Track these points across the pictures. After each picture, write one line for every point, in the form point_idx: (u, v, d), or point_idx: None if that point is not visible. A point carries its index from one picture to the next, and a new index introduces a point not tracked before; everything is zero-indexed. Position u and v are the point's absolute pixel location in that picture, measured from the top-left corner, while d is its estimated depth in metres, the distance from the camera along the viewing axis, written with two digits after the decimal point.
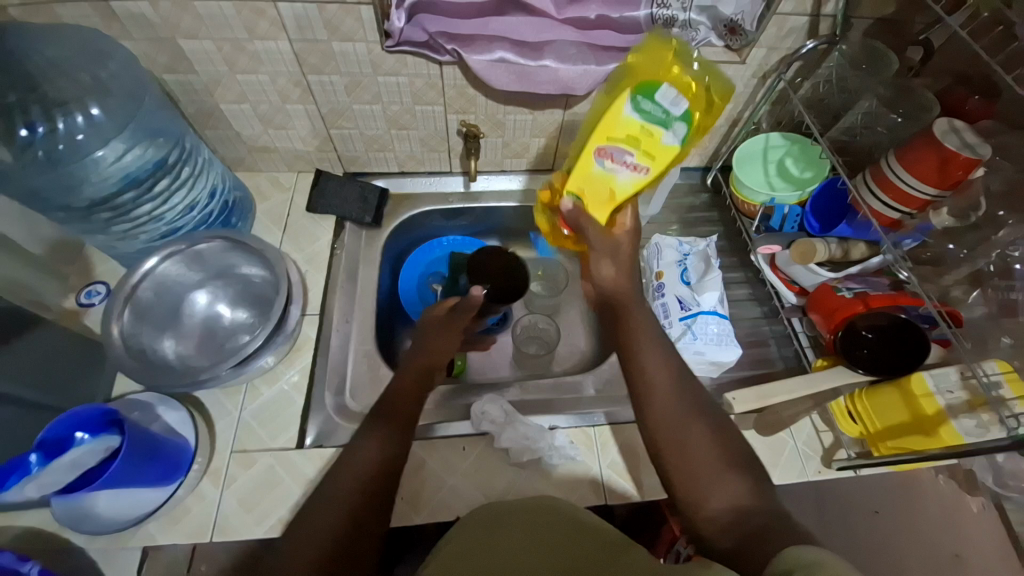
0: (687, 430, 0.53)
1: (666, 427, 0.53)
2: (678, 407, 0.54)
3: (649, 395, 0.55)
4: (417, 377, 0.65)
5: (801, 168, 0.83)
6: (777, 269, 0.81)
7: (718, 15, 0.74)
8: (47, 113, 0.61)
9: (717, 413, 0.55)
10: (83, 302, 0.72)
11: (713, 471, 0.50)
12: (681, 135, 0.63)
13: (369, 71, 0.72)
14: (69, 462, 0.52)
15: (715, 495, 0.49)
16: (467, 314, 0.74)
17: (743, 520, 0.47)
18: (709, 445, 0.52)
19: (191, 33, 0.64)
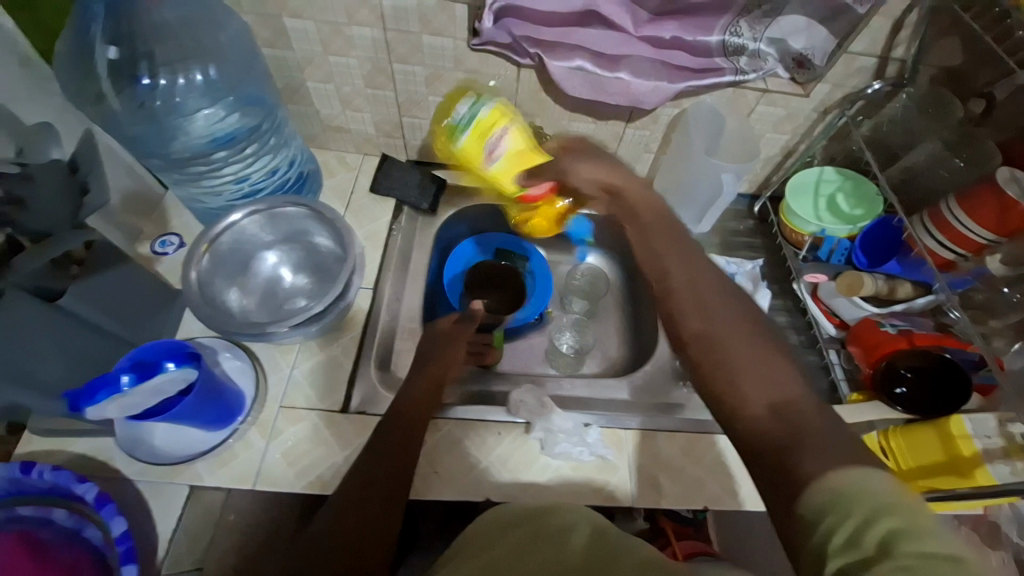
0: (722, 335, 0.46)
1: (699, 332, 0.47)
2: (713, 315, 0.48)
3: (678, 307, 0.50)
4: (426, 391, 0.66)
5: (852, 205, 0.84)
6: (819, 301, 0.82)
7: (786, 49, 0.76)
8: (170, 69, 0.66)
9: (760, 321, 0.48)
10: (156, 251, 0.76)
11: (750, 375, 0.44)
12: (485, 102, 0.75)
13: (451, 66, 0.77)
14: (154, 387, 0.54)
15: (755, 394, 0.42)
16: (470, 324, 0.77)
17: (785, 422, 0.40)
18: (752, 354, 0.45)
19: (297, 12, 0.69)
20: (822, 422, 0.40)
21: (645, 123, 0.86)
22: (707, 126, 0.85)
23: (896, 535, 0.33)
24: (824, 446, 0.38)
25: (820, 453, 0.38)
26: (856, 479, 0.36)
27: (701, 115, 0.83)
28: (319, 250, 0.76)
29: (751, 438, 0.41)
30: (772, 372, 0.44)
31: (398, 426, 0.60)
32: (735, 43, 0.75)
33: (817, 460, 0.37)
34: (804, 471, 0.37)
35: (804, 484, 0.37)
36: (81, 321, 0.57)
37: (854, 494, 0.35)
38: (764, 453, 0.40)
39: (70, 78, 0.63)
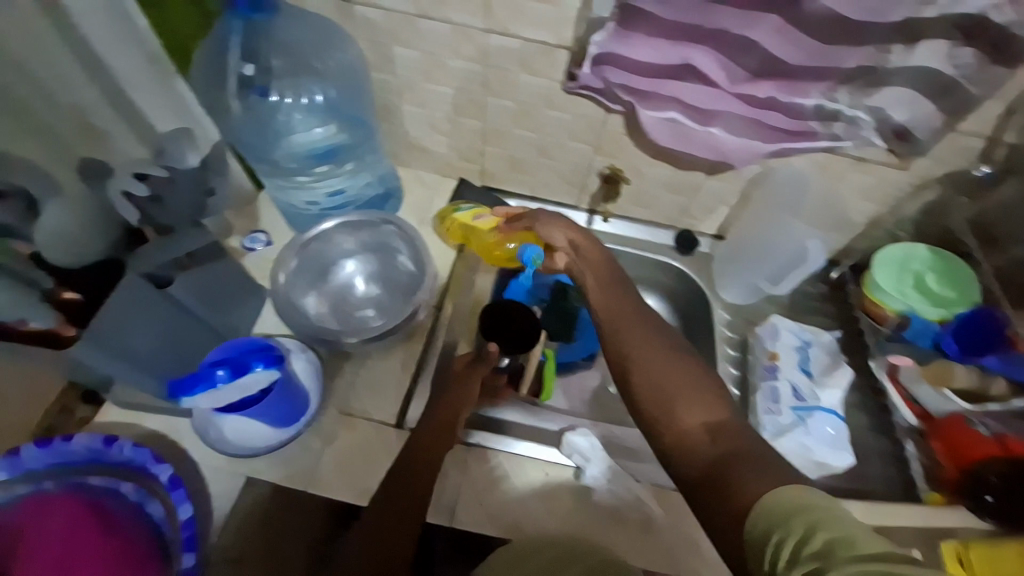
0: (657, 368, 0.56)
1: (637, 369, 0.57)
2: (652, 353, 0.58)
3: (622, 345, 0.60)
4: (437, 430, 0.63)
5: (943, 286, 0.79)
6: (896, 382, 0.77)
7: (886, 119, 0.72)
8: (291, 87, 0.74)
9: (688, 356, 0.58)
10: (246, 245, 0.81)
11: (680, 402, 0.53)
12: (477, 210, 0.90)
13: (541, 104, 0.79)
14: (241, 386, 0.57)
15: (688, 417, 0.52)
16: (486, 365, 0.71)
17: (714, 441, 0.49)
18: (686, 385, 0.54)
19: (406, 42, 0.72)
20: (749, 440, 0.48)
21: (727, 177, 0.84)
22: (790, 187, 0.82)
23: (835, 545, 0.38)
24: (752, 457, 0.46)
25: (747, 463, 0.45)
26: (807, 493, 0.42)
27: (783, 179, 0.82)
28: (394, 266, 0.79)
29: (684, 460, 0.49)
30: (701, 398, 0.53)
31: (417, 456, 0.61)
32: (831, 108, 0.72)
33: (748, 471, 0.45)
34: (734, 484, 0.44)
35: (737, 493, 0.44)
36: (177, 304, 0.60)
37: (802, 506, 0.40)
38: (699, 472, 0.47)
39: (205, 87, 0.71)
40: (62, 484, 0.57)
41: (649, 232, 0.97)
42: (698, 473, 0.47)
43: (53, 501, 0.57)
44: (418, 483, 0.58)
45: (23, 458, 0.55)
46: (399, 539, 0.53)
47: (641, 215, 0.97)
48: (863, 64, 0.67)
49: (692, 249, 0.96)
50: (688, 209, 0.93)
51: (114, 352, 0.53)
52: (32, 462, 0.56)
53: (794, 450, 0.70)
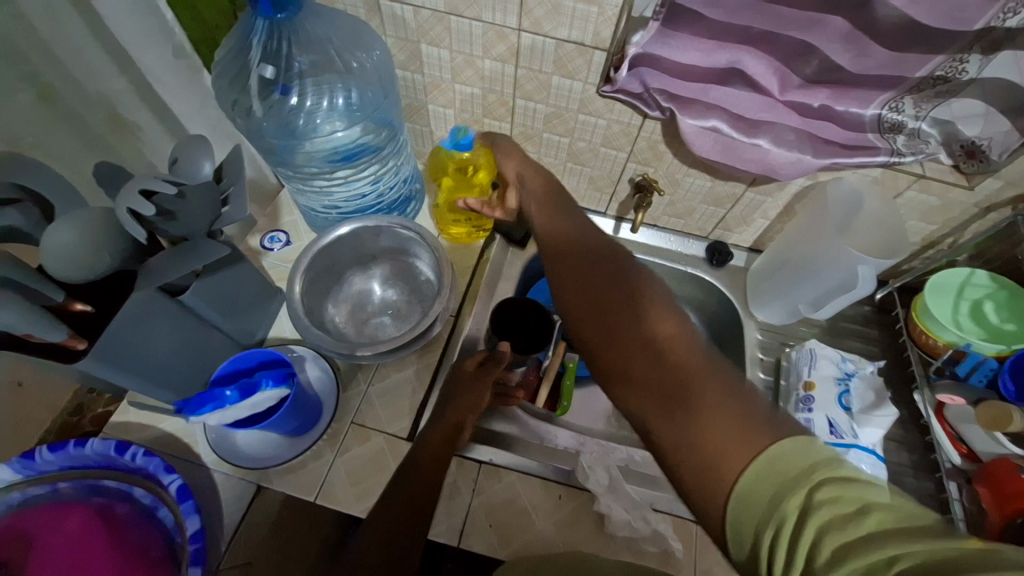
0: (603, 297, 0.53)
1: (586, 299, 0.55)
2: (601, 281, 0.55)
3: (570, 281, 0.57)
4: (443, 434, 0.63)
5: (1001, 317, 0.73)
6: (943, 421, 0.72)
7: (956, 134, 0.66)
8: (314, 88, 0.70)
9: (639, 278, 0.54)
10: (265, 245, 0.81)
11: (627, 330, 0.50)
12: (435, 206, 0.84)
13: (574, 107, 0.75)
14: (251, 403, 0.54)
15: (637, 347, 0.49)
16: (496, 365, 0.70)
17: (663, 369, 0.46)
18: (636, 312, 0.51)
19: (436, 40, 0.70)
20: (699, 360, 0.46)
21: (768, 190, 0.79)
22: (844, 204, 0.75)
23: (829, 531, 0.35)
24: (706, 386, 0.43)
25: (704, 395, 0.43)
26: (787, 454, 0.38)
27: (838, 196, 0.74)
28: (412, 268, 0.78)
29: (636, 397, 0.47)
30: (648, 312, 0.51)
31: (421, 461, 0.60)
32: (893, 120, 0.66)
33: (705, 408, 0.42)
34: (690, 423, 0.42)
35: (692, 433, 0.42)
36: (189, 312, 0.59)
37: (785, 480, 0.37)
38: (653, 408, 0.45)
39: (226, 89, 0.68)
40: (78, 485, 0.59)
41: (678, 243, 0.93)
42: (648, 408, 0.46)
43: (71, 502, 0.59)
44: (422, 490, 0.57)
45: (38, 461, 0.56)
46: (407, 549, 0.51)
47: (673, 225, 0.92)
48: (932, 73, 0.61)
49: (724, 261, 0.90)
50: (723, 220, 0.88)
51: (120, 364, 0.53)
52: (47, 465, 0.57)
53: None
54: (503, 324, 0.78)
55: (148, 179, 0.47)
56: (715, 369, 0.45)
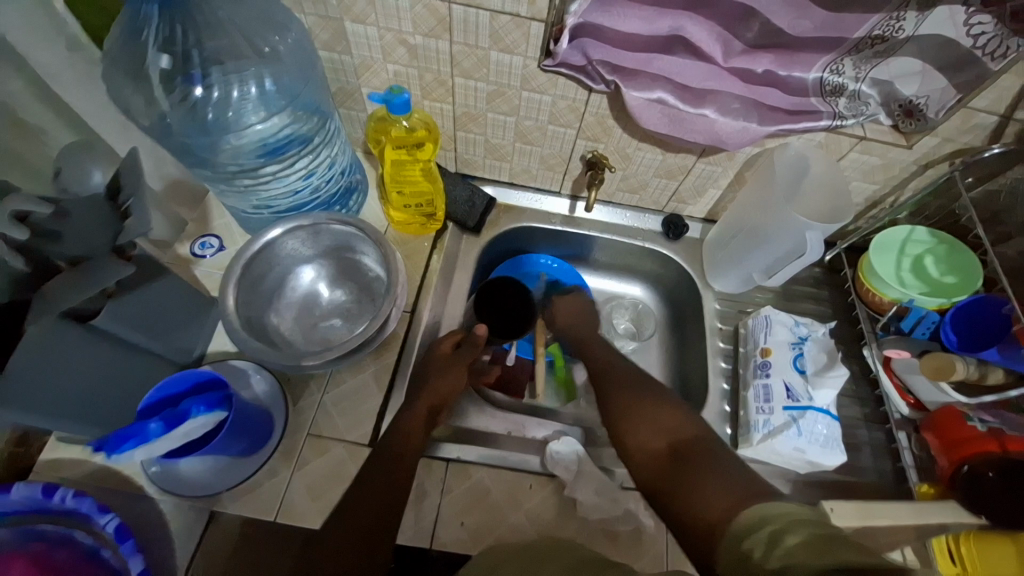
0: (628, 400, 0.64)
1: (621, 406, 0.64)
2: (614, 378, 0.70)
3: (612, 397, 0.67)
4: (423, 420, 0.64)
5: (943, 271, 0.76)
6: (892, 373, 0.74)
7: (894, 94, 0.67)
8: (224, 78, 0.64)
9: (638, 373, 0.69)
10: (196, 252, 0.75)
11: (643, 427, 0.60)
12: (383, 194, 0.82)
13: (516, 84, 0.71)
14: (182, 433, 0.51)
15: (655, 441, 0.57)
16: (472, 348, 0.74)
17: (673, 458, 0.54)
18: (658, 416, 0.60)
19: (361, 17, 0.65)
20: (706, 448, 0.53)
21: (719, 159, 0.78)
22: (790, 170, 0.75)
23: (794, 539, 0.37)
24: (710, 462, 0.51)
25: (700, 470, 0.50)
26: (776, 507, 0.41)
27: (785, 162, 0.74)
28: (362, 267, 0.73)
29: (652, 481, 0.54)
30: (660, 413, 0.60)
31: (385, 455, 0.58)
32: (834, 82, 0.66)
33: (696, 484, 0.49)
34: (684, 493, 0.49)
35: (690, 503, 0.47)
36: (110, 336, 0.54)
37: (765, 519, 0.40)
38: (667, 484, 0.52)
39: (120, 86, 0.61)
40: (12, 535, 0.54)
41: (634, 218, 0.92)
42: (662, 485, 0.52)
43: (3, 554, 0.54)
44: (385, 487, 0.56)
45: None
46: (374, 546, 0.51)
47: (628, 200, 0.91)
48: (871, 33, 0.61)
49: (680, 234, 0.91)
50: (677, 192, 0.87)
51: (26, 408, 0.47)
52: None
53: (785, 451, 0.67)
54: (484, 302, 0.83)
55: (24, 202, 0.45)
56: (715, 461, 0.51)
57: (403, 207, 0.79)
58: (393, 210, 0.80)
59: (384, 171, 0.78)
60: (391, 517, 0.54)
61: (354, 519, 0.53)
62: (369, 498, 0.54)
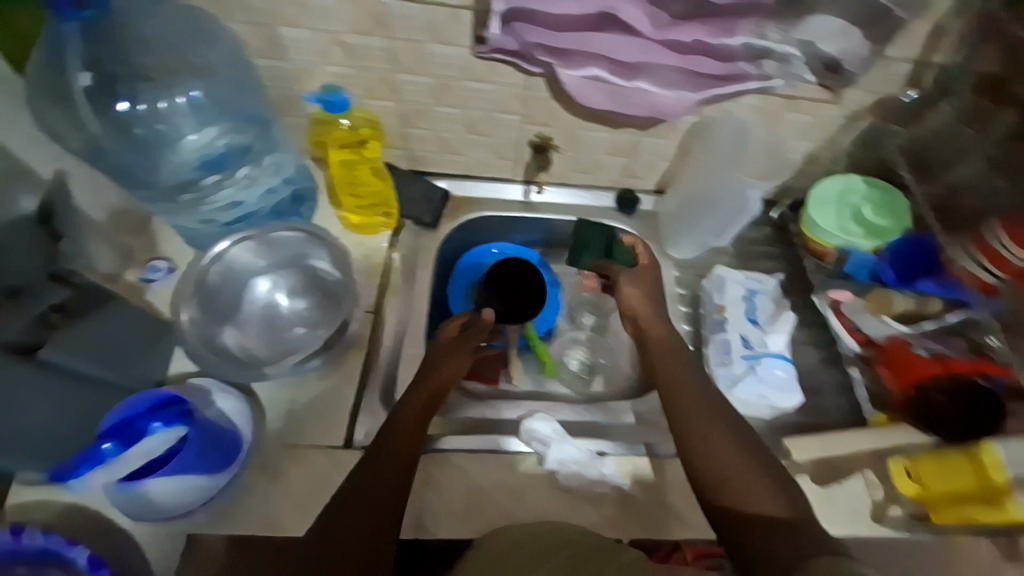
0: (727, 454, 0.60)
1: (707, 458, 0.60)
2: (692, 420, 0.63)
3: (693, 449, 0.61)
4: (423, 403, 0.64)
5: (879, 215, 0.79)
6: (842, 317, 0.78)
7: (818, 53, 0.68)
8: (152, 94, 0.64)
9: (731, 420, 0.63)
10: (145, 278, 0.68)
11: (754, 495, 0.57)
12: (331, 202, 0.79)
13: (459, 76, 0.71)
14: (143, 450, 0.58)
15: (743, 489, 0.57)
16: (477, 334, 0.75)
17: (767, 530, 0.54)
18: (756, 479, 0.58)
19: (294, 21, 0.63)
20: (781, 508, 0.56)
21: (663, 131, 0.80)
22: (732, 135, 0.77)
23: None
24: (811, 550, 0.52)
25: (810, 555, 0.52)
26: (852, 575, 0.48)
27: (726, 128, 0.77)
28: (322, 274, 0.73)
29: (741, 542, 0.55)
30: (744, 454, 0.60)
31: (378, 463, 0.58)
32: (760, 46, 0.67)
33: (818, 555, 0.52)
34: (830, 560, 0.50)
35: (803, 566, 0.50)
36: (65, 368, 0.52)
37: None
38: (759, 536, 0.54)
39: (46, 109, 0.58)
40: None
41: (589, 197, 0.94)
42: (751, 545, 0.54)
43: None
44: (386, 489, 0.56)
45: None
46: (381, 551, 0.53)
47: (582, 180, 0.92)
48: None
49: (634, 208, 0.93)
50: (630, 168, 0.88)
51: None
52: None
53: (750, 398, 0.72)
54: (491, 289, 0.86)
55: None
56: (819, 547, 0.52)
57: (358, 208, 0.78)
58: (347, 215, 0.79)
59: (330, 175, 0.77)
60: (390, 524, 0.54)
61: (353, 528, 0.53)
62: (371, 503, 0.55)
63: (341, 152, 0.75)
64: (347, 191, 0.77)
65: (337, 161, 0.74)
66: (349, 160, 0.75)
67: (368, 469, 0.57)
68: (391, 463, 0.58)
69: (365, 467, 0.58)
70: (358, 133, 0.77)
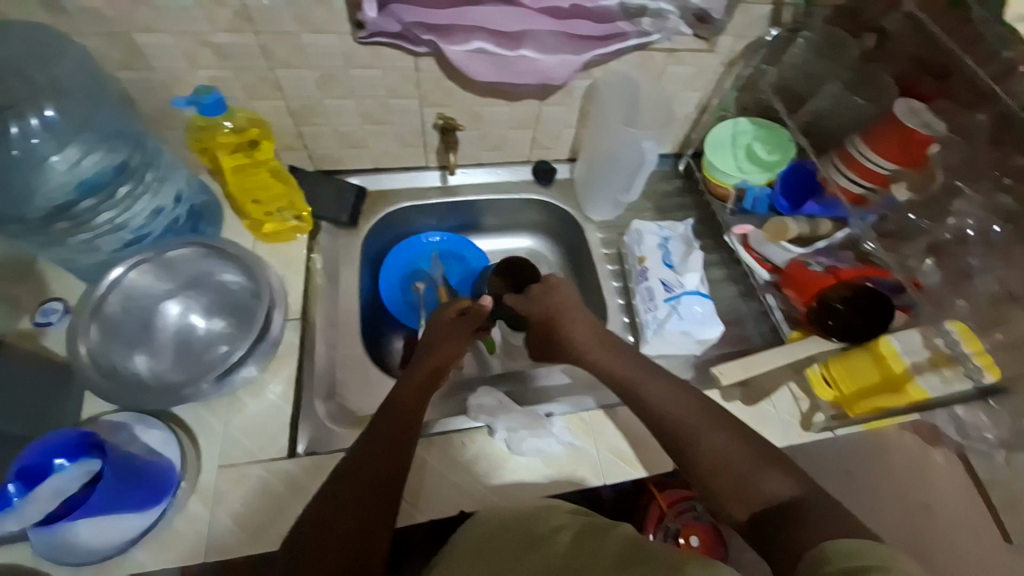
0: (723, 451, 0.54)
1: (698, 455, 0.54)
2: (686, 420, 0.57)
3: (677, 442, 0.56)
4: (426, 378, 0.66)
5: (768, 151, 0.85)
6: (750, 249, 0.84)
7: (687, 6, 0.73)
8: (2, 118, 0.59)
9: (730, 417, 0.57)
10: (38, 322, 0.64)
11: (761, 475, 0.51)
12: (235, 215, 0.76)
13: (341, 64, 0.70)
14: (50, 490, 0.49)
15: (728, 463, 0.53)
16: (476, 318, 0.73)
17: (779, 517, 0.48)
18: (764, 461, 0.52)
19: (149, 26, 0.61)
20: (784, 482, 0.50)
21: (560, 99, 0.82)
22: (620, 93, 0.82)
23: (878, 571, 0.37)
24: (827, 517, 0.46)
25: (816, 525, 0.45)
26: (846, 545, 0.41)
27: (610, 86, 0.80)
28: (233, 289, 0.70)
29: (758, 530, 0.49)
30: (721, 427, 0.56)
31: (369, 456, 0.56)
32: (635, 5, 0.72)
33: (828, 529, 0.44)
34: (840, 525, 0.44)
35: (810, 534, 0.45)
36: None
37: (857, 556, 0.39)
38: (765, 518, 0.49)
39: None
40: None
41: (506, 173, 0.95)
42: (780, 533, 0.47)
43: None
44: (384, 478, 0.55)
45: None
46: (367, 551, 0.50)
47: (495, 158, 0.93)
48: None
49: (552, 177, 0.95)
50: (537, 140, 0.90)
51: None
52: None
53: (675, 336, 0.76)
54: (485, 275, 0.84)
55: None
56: (841, 516, 0.46)
57: (264, 215, 0.74)
58: (254, 224, 0.76)
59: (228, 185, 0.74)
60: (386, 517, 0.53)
61: (339, 530, 0.51)
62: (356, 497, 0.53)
63: (234, 158, 0.72)
64: (249, 198, 0.74)
65: (233, 168, 0.72)
66: (245, 165, 0.73)
67: (357, 462, 0.55)
68: (386, 450, 0.56)
69: (357, 454, 0.56)
70: (251, 137, 0.74)
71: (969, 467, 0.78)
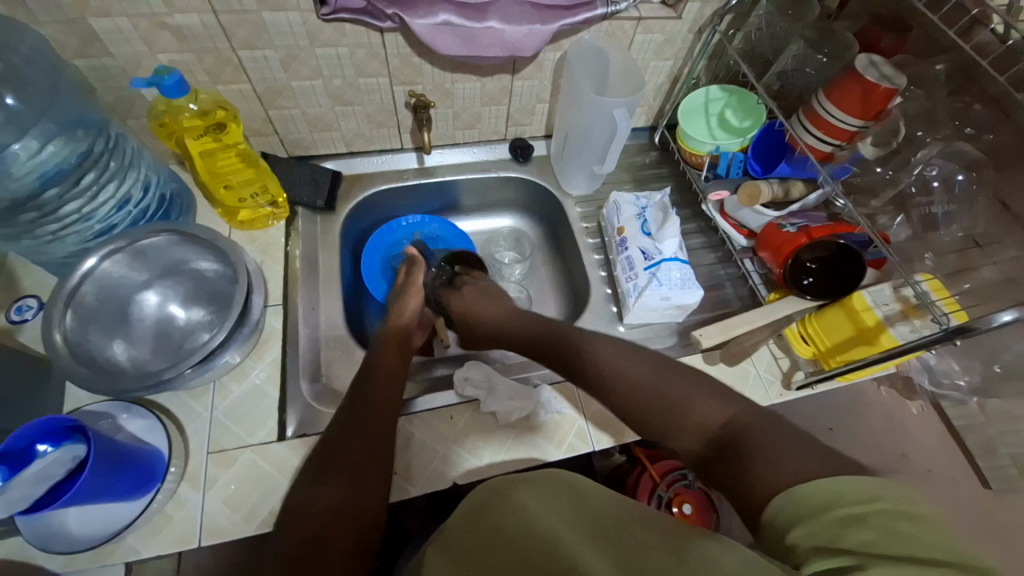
0: (651, 394, 0.55)
1: (634, 405, 0.56)
2: (609, 371, 0.60)
3: (606, 388, 0.59)
4: (398, 349, 0.71)
5: (741, 118, 0.85)
6: (727, 216, 0.84)
7: None
8: None
9: (652, 356, 0.60)
10: (15, 319, 0.66)
11: (690, 406, 0.52)
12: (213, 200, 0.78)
13: (305, 43, 0.69)
14: (36, 473, 0.48)
15: (652, 405, 0.54)
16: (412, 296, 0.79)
17: (723, 451, 0.47)
18: (693, 393, 0.53)
19: (103, 10, 0.60)
20: (715, 411, 0.50)
21: (531, 72, 0.82)
22: (591, 63, 0.81)
23: (881, 518, 0.36)
24: (767, 443, 0.45)
25: (766, 463, 0.43)
26: (826, 487, 0.39)
27: (582, 54, 0.80)
28: (208, 276, 0.71)
29: (705, 469, 0.49)
30: (641, 371, 0.58)
31: (353, 438, 0.56)
32: None
33: (773, 471, 0.42)
34: (790, 459, 0.43)
35: (760, 472, 0.43)
36: None
37: (843, 499, 0.38)
38: (709, 454, 0.49)
39: None
40: None
41: (484, 152, 0.95)
42: (728, 471, 0.46)
43: None
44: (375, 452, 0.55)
45: None
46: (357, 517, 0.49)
47: (471, 137, 0.93)
48: None
49: (528, 154, 0.94)
50: (511, 116, 0.90)
51: None
52: None
53: (656, 303, 0.76)
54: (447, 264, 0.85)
55: None
56: (787, 437, 0.45)
57: (238, 201, 0.76)
58: (230, 208, 0.77)
59: (197, 169, 0.73)
60: (375, 499, 0.52)
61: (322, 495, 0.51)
62: (365, 473, 0.53)
63: (195, 141, 0.70)
64: (219, 182, 0.74)
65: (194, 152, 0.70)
66: (209, 148, 0.71)
67: (352, 430, 0.57)
68: (374, 418, 0.58)
69: (345, 424, 0.58)
70: (213, 118, 0.70)
71: (943, 415, 0.80)
